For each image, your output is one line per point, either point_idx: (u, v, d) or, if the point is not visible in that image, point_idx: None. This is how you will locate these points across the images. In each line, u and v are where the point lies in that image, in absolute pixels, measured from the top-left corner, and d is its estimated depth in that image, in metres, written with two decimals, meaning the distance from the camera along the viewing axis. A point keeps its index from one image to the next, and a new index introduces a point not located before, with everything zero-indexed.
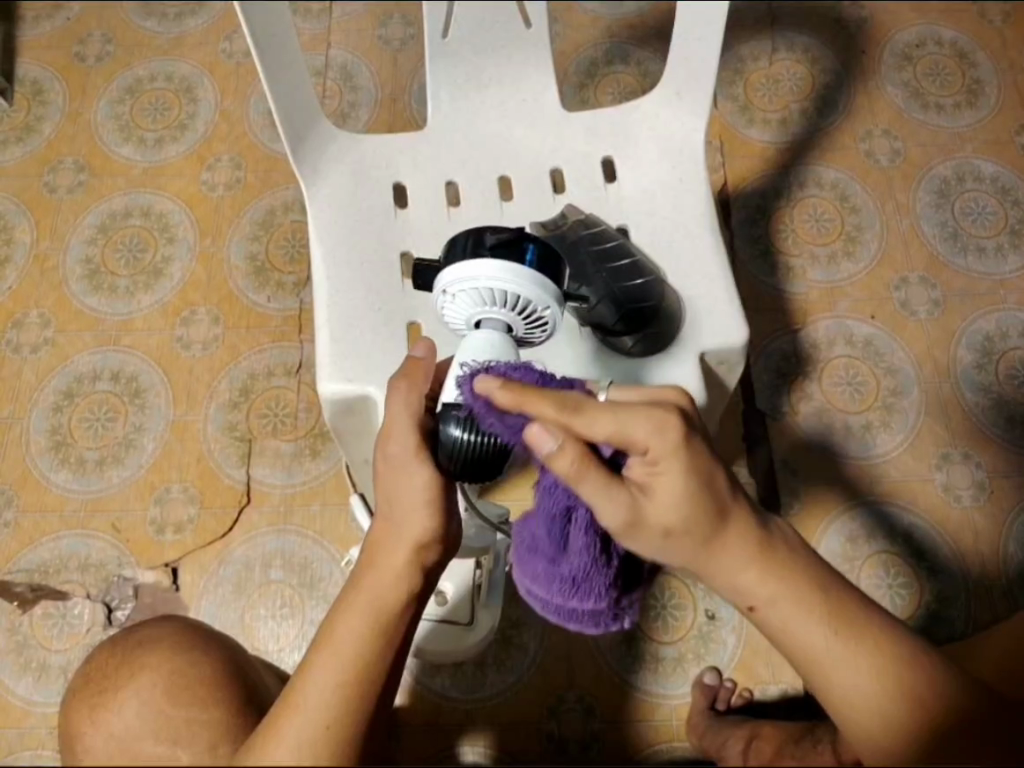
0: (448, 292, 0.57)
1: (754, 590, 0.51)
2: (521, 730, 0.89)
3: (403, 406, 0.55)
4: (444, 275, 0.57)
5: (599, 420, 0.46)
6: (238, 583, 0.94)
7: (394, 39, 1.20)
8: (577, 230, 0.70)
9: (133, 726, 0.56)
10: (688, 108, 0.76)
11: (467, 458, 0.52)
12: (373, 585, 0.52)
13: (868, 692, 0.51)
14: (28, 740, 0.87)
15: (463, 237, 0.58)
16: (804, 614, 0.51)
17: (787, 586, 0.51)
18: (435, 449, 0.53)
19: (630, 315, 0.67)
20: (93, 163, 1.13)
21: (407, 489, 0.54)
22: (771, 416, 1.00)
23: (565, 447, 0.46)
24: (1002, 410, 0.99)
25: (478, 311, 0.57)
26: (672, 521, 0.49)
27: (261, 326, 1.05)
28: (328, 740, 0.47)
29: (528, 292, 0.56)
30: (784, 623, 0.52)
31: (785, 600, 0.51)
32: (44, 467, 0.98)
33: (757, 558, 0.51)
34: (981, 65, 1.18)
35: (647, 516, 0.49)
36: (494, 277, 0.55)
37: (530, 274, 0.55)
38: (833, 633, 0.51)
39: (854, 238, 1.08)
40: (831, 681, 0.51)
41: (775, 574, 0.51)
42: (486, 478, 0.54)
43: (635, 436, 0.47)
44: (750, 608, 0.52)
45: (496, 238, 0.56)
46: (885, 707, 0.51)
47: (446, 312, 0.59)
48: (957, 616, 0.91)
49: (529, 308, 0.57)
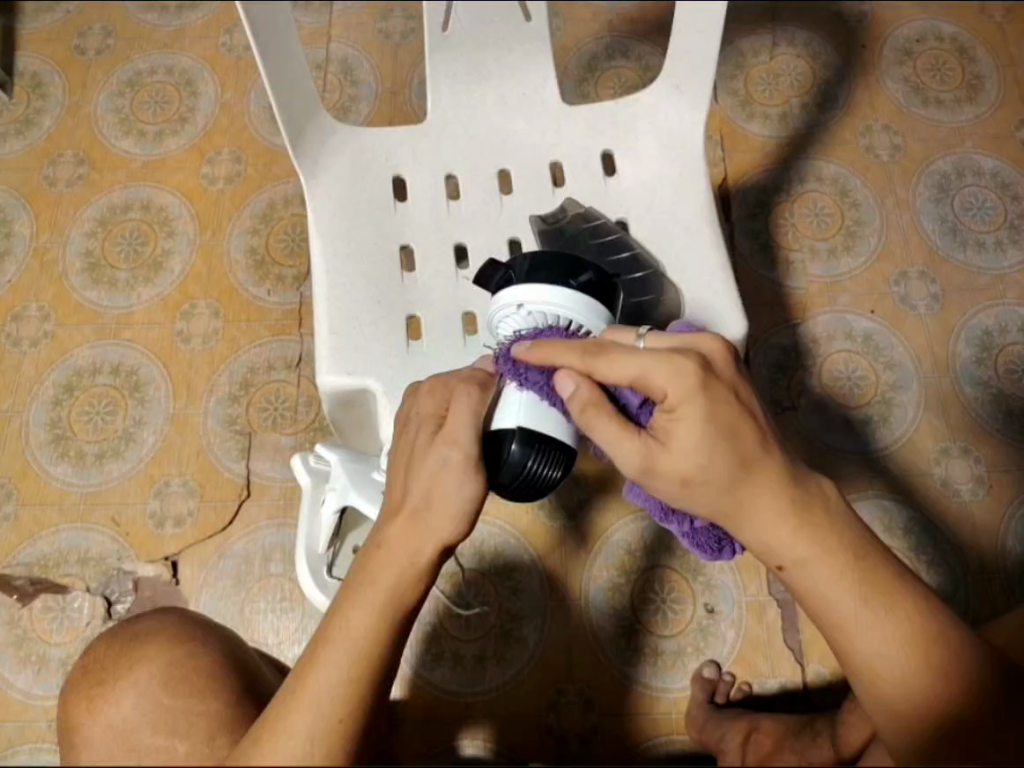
0: (520, 307, 0.59)
1: (783, 549, 0.51)
2: (521, 724, 0.89)
3: (466, 410, 0.55)
4: (523, 291, 0.58)
5: (618, 366, 0.50)
6: (238, 576, 0.94)
7: (394, 33, 1.20)
8: (578, 224, 0.73)
9: (133, 718, 0.57)
10: (688, 101, 0.76)
11: (527, 478, 0.56)
12: (389, 581, 0.51)
13: (893, 662, 0.50)
14: (28, 732, 0.87)
15: (550, 262, 0.59)
16: (835, 579, 0.51)
17: (818, 549, 0.51)
18: (493, 468, 0.55)
19: (630, 310, 0.71)
20: (93, 156, 1.13)
21: (426, 495, 0.53)
22: (771, 409, 1.00)
23: (581, 392, 0.52)
24: (1002, 404, 0.99)
25: (533, 331, 0.60)
26: (689, 472, 0.50)
27: (261, 319, 1.05)
28: (339, 730, 0.47)
29: (588, 321, 0.59)
30: (815, 589, 0.51)
31: (814, 562, 0.51)
32: (44, 461, 0.98)
33: (791, 516, 0.51)
34: (982, 60, 1.18)
35: (662, 467, 0.50)
36: (571, 308, 0.58)
37: (591, 303, 0.58)
38: (863, 601, 0.51)
39: (854, 233, 1.08)
40: (854, 648, 0.51)
41: (808, 535, 0.51)
42: (528, 499, 0.58)
43: (654, 380, 0.49)
44: (778, 567, 0.52)
45: (587, 278, 0.59)
46: (909, 678, 0.50)
47: (503, 325, 0.61)
48: (956, 608, 0.91)
49: (584, 338, 0.60)
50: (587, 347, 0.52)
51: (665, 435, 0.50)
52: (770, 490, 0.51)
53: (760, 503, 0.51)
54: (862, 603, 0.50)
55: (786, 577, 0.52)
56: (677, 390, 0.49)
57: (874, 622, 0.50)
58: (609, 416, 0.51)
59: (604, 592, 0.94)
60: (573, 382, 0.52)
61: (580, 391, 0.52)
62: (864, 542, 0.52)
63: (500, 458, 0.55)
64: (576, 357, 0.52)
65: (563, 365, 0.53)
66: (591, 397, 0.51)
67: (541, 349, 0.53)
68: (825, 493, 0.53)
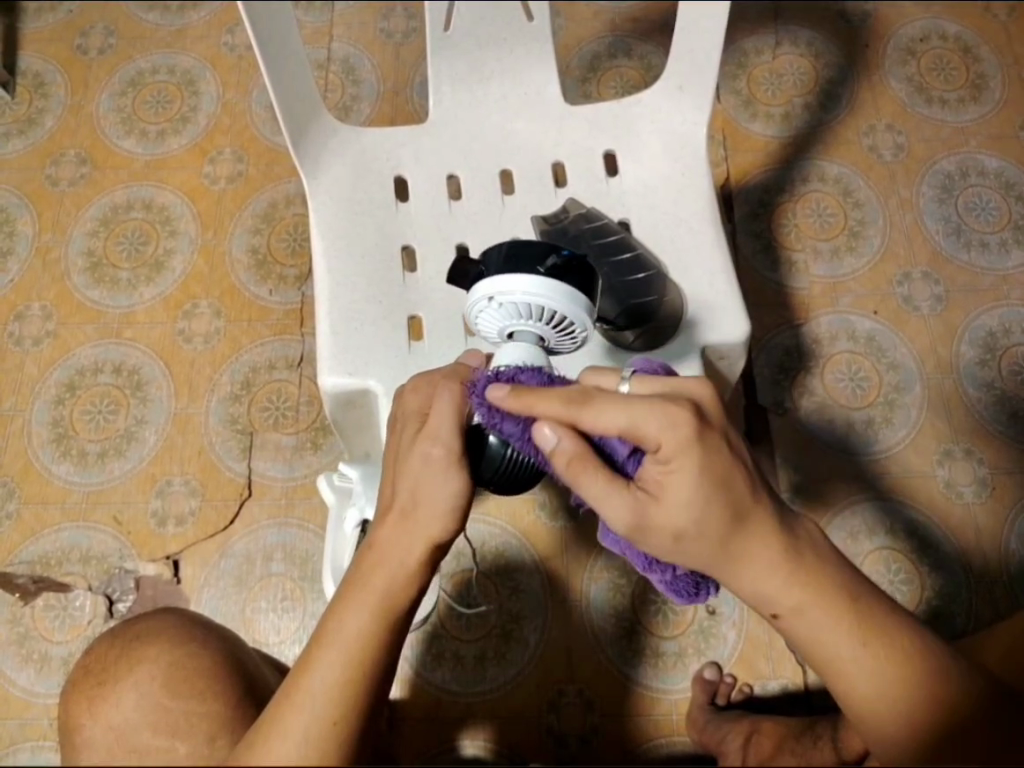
0: (492, 300, 0.57)
1: (779, 599, 0.51)
2: (521, 725, 0.89)
3: (448, 406, 0.54)
4: (496, 283, 0.56)
5: (608, 415, 0.47)
6: (239, 576, 0.94)
7: (396, 32, 1.20)
8: (579, 224, 0.72)
9: (134, 719, 0.57)
10: (690, 101, 0.76)
11: (507, 472, 0.55)
12: (383, 582, 0.51)
13: (892, 701, 0.51)
14: (29, 731, 0.87)
15: (517, 251, 0.58)
16: (831, 625, 0.51)
17: (813, 598, 0.51)
18: (475, 461, 0.55)
19: (631, 310, 0.68)
20: (96, 155, 1.13)
21: (426, 497, 0.53)
22: (773, 411, 1.00)
23: (565, 447, 0.49)
24: (1004, 405, 0.99)
25: (511, 323, 0.58)
26: (682, 527, 0.49)
27: (263, 318, 1.05)
28: (333, 732, 0.47)
29: (567, 310, 0.57)
30: (810, 634, 0.52)
31: (810, 609, 0.51)
32: (46, 460, 0.98)
33: (785, 568, 0.51)
34: (986, 59, 1.17)
35: (653, 521, 0.50)
36: (542, 296, 0.56)
37: (570, 293, 0.56)
38: (861, 644, 0.51)
39: (856, 233, 1.08)
40: (852, 690, 0.51)
41: (801, 585, 0.51)
42: (511, 490, 0.58)
43: (646, 431, 0.48)
44: (773, 616, 0.53)
45: (555, 262, 0.57)
46: (909, 716, 0.51)
47: (480, 317, 0.59)
48: (958, 610, 0.91)
49: (566, 326, 0.58)
50: (572, 397, 0.49)
51: (658, 490, 0.49)
52: (762, 543, 0.51)
53: (755, 556, 0.51)
54: (859, 646, 0.51)
55: (783, 625, 0.52)
56: (672, 441, 0.48)
57: (872, 664, 0.51)
58: (596, 471, 0.49)
59: (604, 593, 0.94)
60: (557, 435, 0.50)
61: (564, 447, 0.49)
62: (857, 586, 0.53)
63: (480, 449, 0.54)
64: (560, 408, 0.49)
65: (542, 416, 0.50)
66: (578, 451, 0.49)
67: (522, 399, 0.49)
68: (813, 538, 0.53)
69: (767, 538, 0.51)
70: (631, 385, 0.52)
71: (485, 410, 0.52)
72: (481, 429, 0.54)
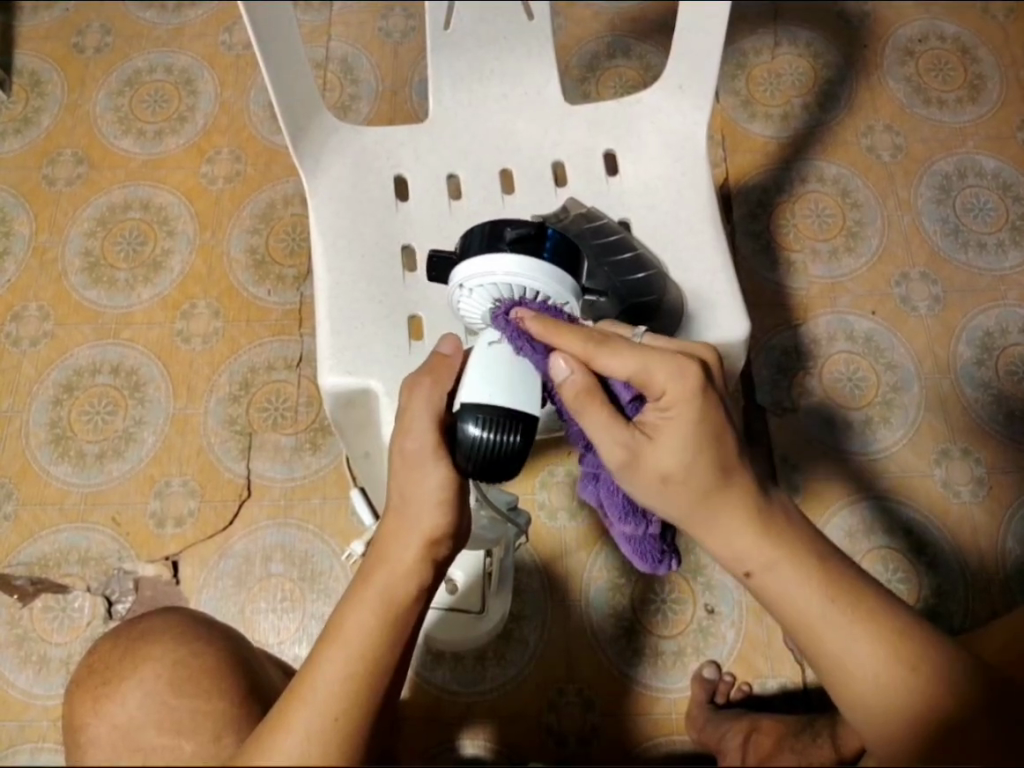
0: (464, 287, 0.59)
1: (749, 556, 0.55)
2: (522, 724, 0.89)
3: (425, 401, 0.56)
4: (464, 271, 0.59)
5: (621, 358, 0.52)
6: (238, 577, 0.94)
7: (395, 32, 1.20)
8: (579, 223, 0.70)
9: (138, 717, 0.56)
10: (690, 102, 0.76)
11: (483, 458, 0.53)
12: (383, 578, 0.52)
13: (861, 661, 0.52)
14: (28, 732, 0.87)
15: (483, 230, 0.60)
16: (800, 578, 0.54)
17: (782, 552, 0.54)
18: (453, 451, 0.54)
19: (632, 307, 0.67)
20: (93, 155, 1.13)
21: (426, 488, 0.54)
22: (771, 410, 1.00)
23: (577, 379, 0.52)
24: (1002, 405, 1.00)
25: (495, 307, 0.59)
26: (671, 469, 0.53)
27: (261, 319, 1.04)
28: (336, 729, 0.47)
29: (545, 288, 0.58)
30: (780, 594, 0.54)
31: (780, 564, 0.54)
32: (44, 460, 0.98)
33: (753, 525, 0.54)
34: (984, 60, 1.17)
35: (646, 463, 0.53)
36: (514, 272, 0.58)
37: (546, 272, 0.58)
38: (829, 600, 0.53)
39: (855, 234, 1.08)
40: (823, 646, 0.53)
41: (770, 540, 0.54)
42: (500, 479, 0.55)
43: (654, 377, 0.52)
44: (746, 574, 0.55)
45: (515, 233, 0.58)
46: (881, 676, 0.51)
47: (462, 307, 0.60)
48: (955, 610, 0.92)
49: (545, 303, 0.60)
50: (590, 336, 0.53)
51: (654, 431, 0.53)
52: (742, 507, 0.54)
53: (725, 517, 0.54)
54: (828, 602, 0.53)
55: (756, 584, 0.55)
56: (678, 389, 0.52)
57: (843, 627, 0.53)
58: (602, 405, 0.52)
59: (604, 592, 0.94)
60: (569, 367, 0.53)
61: (574, 378, 0.52)
62: (828, 551, 0.56)
63: (455, 438, 0.54)
64: (579, 344, 0.53)
65: (563, 349, 0.53)
66: (587, 385, 0.52)
67: (549, 328, 0.54)
68: (786, 508, 0.56)
69: (742, 502, 0.55)
70: (642, 339, 0.56)
71: (511, 334, 0.55)
72: (457, 416, 0.54)
